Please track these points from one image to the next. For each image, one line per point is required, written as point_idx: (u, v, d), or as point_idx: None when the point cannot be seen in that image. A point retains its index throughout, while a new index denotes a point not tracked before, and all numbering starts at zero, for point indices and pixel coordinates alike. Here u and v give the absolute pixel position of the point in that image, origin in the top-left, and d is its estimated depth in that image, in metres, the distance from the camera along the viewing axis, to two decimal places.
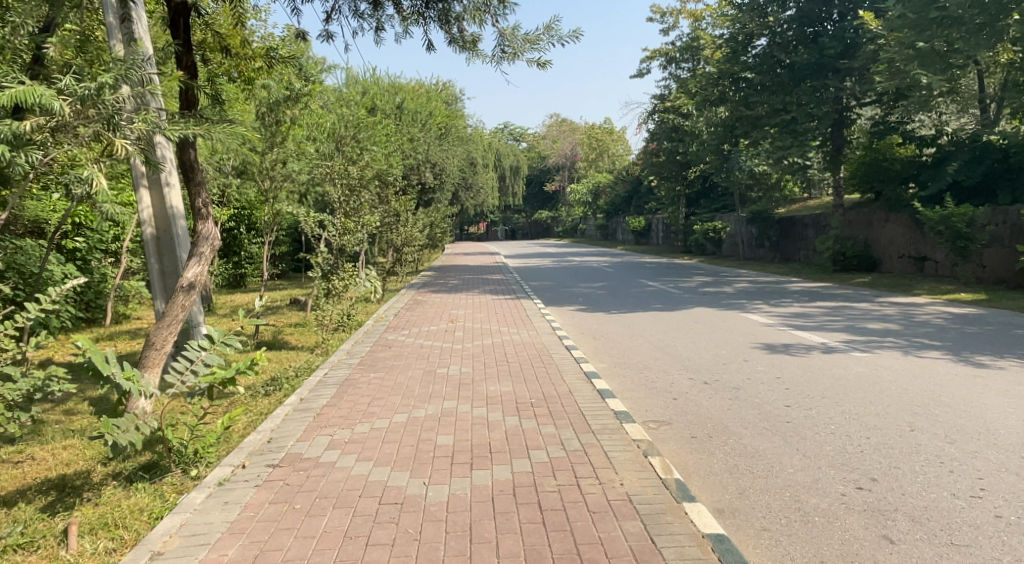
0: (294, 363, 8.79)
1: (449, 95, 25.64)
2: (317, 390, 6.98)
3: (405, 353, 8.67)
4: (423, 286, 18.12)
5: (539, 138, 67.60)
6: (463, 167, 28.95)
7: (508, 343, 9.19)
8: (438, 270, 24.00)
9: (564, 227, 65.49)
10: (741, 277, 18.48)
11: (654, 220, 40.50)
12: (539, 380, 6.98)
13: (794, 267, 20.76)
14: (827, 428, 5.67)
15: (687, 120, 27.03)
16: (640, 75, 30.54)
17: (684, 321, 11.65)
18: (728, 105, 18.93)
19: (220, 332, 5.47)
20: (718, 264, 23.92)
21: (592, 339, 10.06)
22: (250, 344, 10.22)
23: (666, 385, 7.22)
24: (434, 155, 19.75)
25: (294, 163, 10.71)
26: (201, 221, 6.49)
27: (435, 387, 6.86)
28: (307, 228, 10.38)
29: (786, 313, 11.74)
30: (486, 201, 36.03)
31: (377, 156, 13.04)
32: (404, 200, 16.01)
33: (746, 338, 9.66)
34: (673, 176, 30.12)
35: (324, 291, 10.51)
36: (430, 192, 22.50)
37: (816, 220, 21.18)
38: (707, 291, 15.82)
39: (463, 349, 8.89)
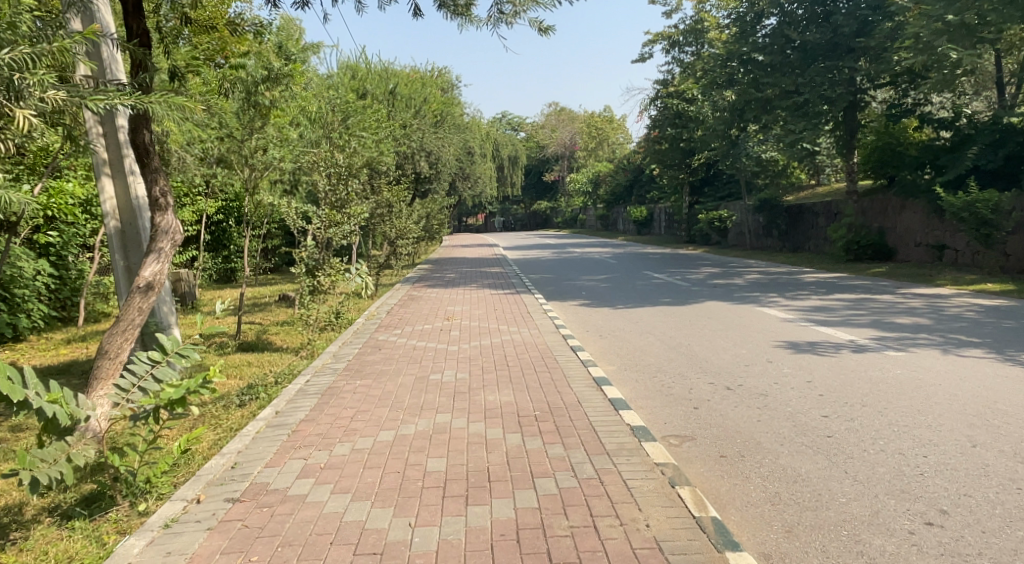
0: (274, 369, 8.06)
1: (446, 82, 24.87)
2: (295, 400, 6.25)
3: (396, 356, 7.93)
4: (419, 280, 17.38)
5: (538, 127, 66.82)
6: (461, 156, 28.15)
7: (509, 344, 8.47)
8: (436, 263, 23.31)
9: (563, 218, 64.71)
10: (751, 268, 17.73)
11: (655, 209, 39.77)
12: (544, 388, 6.26)
13: (804, 257, 20.04)
14: (876, 445, 4.95)
15: (692, 105, 26.23)
16: (641, 60, 29.77)
17: (696, 317, 10.92)
18: (737, 87, 18.13)
19: (173, 340, 4.51)
20: (724, 255, 23.16)
21: (599, 338, 9.33)
22: (230, 347, 9.50)
23: (685, 392, 6.50)
24: (429, 143, 18.98)
25: (274, 149, 9.98)
26: (160, 213, 5.76)
27: (428, 397, 6.13)
28: (291, 220, 9.60)
29: (805, 307, 11.02)
30: (485, 191, 35.24)
31: (368, 144, 12.29)
32: (399, 190, 15.24)
33: (766, 335, 8.95)
34: (677, 165, 29.36)
35: (309, 289, 9.69)
36: (426, 182, 21.72)
37: (827, 208, 20.45)
38: (717, 283, 15.09)
39: (460, 351, 8.17)
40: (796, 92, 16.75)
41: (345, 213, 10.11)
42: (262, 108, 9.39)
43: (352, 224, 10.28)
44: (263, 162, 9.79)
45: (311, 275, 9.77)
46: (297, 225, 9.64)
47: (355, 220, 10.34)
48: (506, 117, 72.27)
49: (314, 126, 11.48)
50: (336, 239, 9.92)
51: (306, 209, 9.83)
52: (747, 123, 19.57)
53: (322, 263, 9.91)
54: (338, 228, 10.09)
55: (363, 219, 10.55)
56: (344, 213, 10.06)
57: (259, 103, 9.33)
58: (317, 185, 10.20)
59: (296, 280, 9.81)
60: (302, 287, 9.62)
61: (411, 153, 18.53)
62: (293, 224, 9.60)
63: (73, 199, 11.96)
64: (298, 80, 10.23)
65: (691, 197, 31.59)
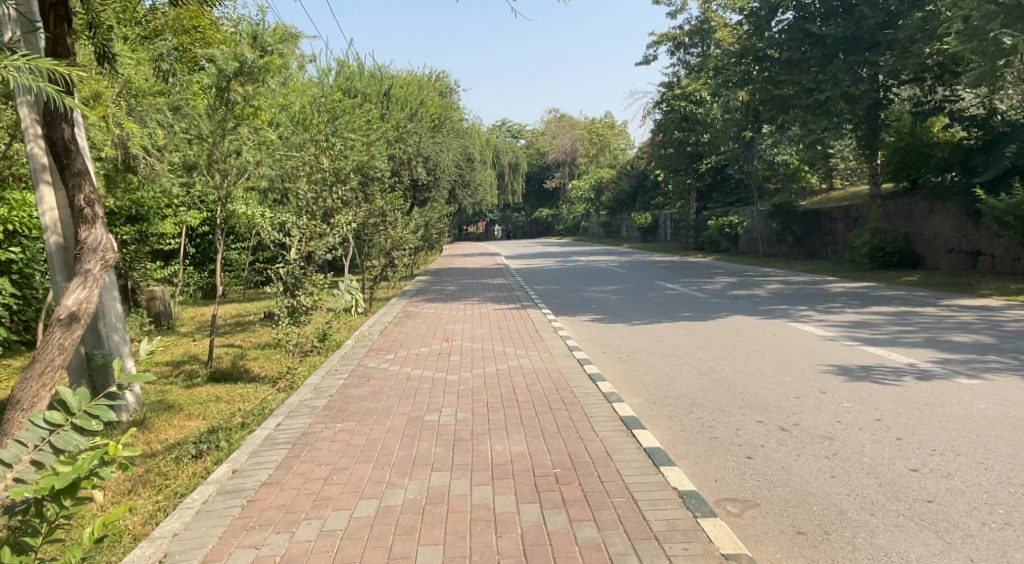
0: (245, 407, 6.96)
1: (444, 86, 23.81)
2: (260, 452, 5.17)
3: (386, 390, 6.79)
4: (417, 294, 16.32)
5: (537, 134, 65.96)
6: (461, 163, 27.15)
7: (518, 373, 7.34)
8: (435, 275, 22.23)
9: (565, 225, 63.77)
10: (771, 277, 16.62)
11: (661, 215, 38.81)
12: (562, 433, 5.17)
13: (824, 264, 18.96)
14: (996, 517, 3.86)
15: (701, 107, 25.22)
16: (646, 62, 28.80)
17: (724, 334, 9.81)
18: (752, 85, 17.06)
19: (76, 398, 3.40)
20: (738, 263, 22.07)
21: (619, 362, 8.19)
22: (200, 380, 8.41)
23: (732, 436, 5.39)
24: (427, 148, 17.96)
25: (251, 151, 8.93)
26: (84, 229, 4.65)
27: (421, 447, 5.06)
28: (266, 233, 8.45)
29: (843, 322, 9.92)
30: (485, 199, 34.29)
31: (359, 147, 11.22)
32: (393, 198, 14.16)
33: (811, 358, 7.83)
34: (684, 169, 28.40)
35: (287, 310, 8.61)
36: (424, 190, 20.67)
37: (846, 213, 19.38)
38: (738, 294, 13.99)
39: (462, 382, 7.04)
40: (817, 89, 15.64)
41: (330, 222, 8.97)
42: (233, 105, 8.39)
43: (340, 234, 9.11)
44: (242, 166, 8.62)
45: (290, 294, 8.64)
46: (274, 236, 8.51)
47: (343, 231, 9.19)
48: (505, 124, 71.53)
49: (299, 128, 10.43)
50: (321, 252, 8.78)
51: (284, 219, 8.65)
52: (762, 124, 18.52)
53: (306, 277, 8.70)
54: (320, 241, 8.87)
55: (351, 230, 9.41)
56: (331, 221, 8.92)
57: (228, 99, 8.33)
58: (297, 192, 9.03)
59: (272, 299, 8.67)
60: (280, 308, 8.53)
61: (407, 159, 17.48)
62: (273, 237, 8.47)
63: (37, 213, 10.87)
64: (277, 73, 9.19)
65: (699, 202, 30.59)
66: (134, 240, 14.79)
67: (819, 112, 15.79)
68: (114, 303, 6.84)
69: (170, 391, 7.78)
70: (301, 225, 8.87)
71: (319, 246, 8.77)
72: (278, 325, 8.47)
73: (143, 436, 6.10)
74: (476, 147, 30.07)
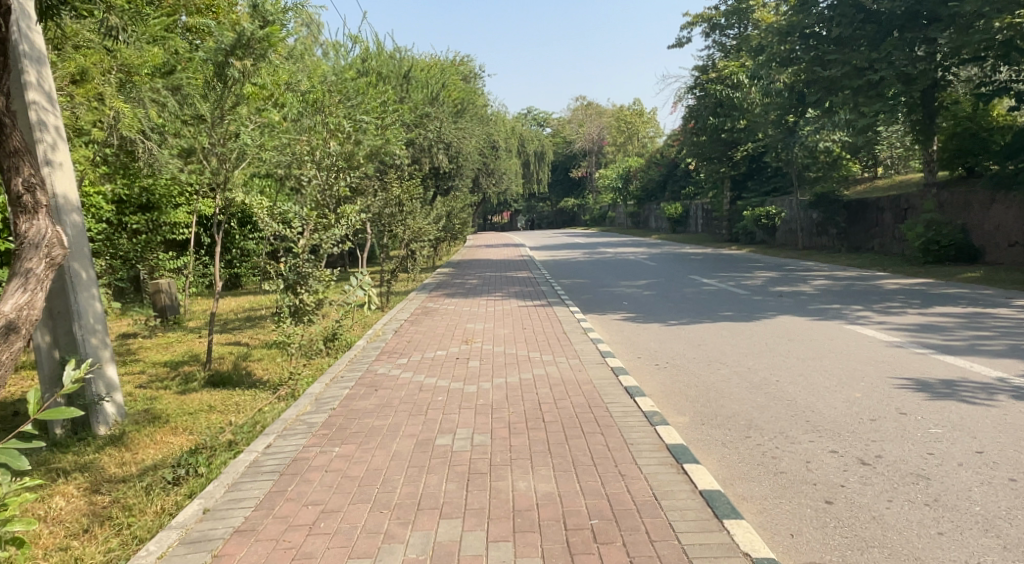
0: (238, 420, 6.20)
1: (468, 70, 23.00)
2: (241, 483, 4.39)
3: (395, 404, 5.96)
4: (437, 288, 15.53)
5: (564, 122, 65.02)
6: (486, 151, 26.36)
7: (544, 384, 6.48)
8: (458, 266, 21.48)
9: (591, 215, 62.67)
10: (816, 272, 15.57)
11: (692, 204, 37.64)
12: (597, 468, 4.32)
13: (872, 258, 17.80)
14: None
15: (738, 92, 24.05)
16: (679, 45, 27.72)
17: (773, 337, 8.86)
18: (798, 66, 15.94)
19: None
20: (776, 256, 20.95)
21: (659, 371, 7.29)
22: (194, 385, 7.68)
23: (804, 472, 4.51)
24: (449, 135, 17.11)
25: (254, 131, 8.21)
26: (22, 222, 3.86)
27: (430, 482, 4.25)
28: (266, 226, 7.66)
29: (908, 325, 8.89)
30: (510, 188, 33.50)
31: (373, 131, 10.37)
32: (412, 186, 13.34)
33: (880, 369, 6.87)
34: (718, 157, 27.27)
35: (289, 311, 7.85)
36: (446, 178, 19.87)
37: (895, 203, 18.39)
38: (782, 291, 12.99)
39: (481, 395, 6.20)
40: (869, 69, 14.51)
41: (338, 212, 8.18)
42: (232, 82, 7.64)
43: (350, 226, 8.30)
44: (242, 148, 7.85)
45: (292, 292, 7.86)
46: (275, 228, 7.71)
47: (354, 222, 8.38)
48: (532, 112, 70.61)
49: (305, 110, 9.61)
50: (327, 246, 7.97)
51: (285, 208, 7.84)
52: (807, 108, 17.43)
53: (310, 272, 7.90)
54: (327, 233, 8.06)
55: (361, 221, 8.58)
56: (340, 210, 8.12)
57: (228, 74, 7.57)
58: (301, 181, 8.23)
59: (273, 299, 7.90)
60: (281, 305, 7.77)
61: (428, 145, 16.65)
62: (275, 230, 7.67)
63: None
64: (280, 48, 8.33)
65: (733, 192, 29.39)
66: (145, 229, 14.25)
67: (870, 94, 14.76)
68: (92, 302, 6.07)
69: (160, 398, 7.05)
70: (306, 215, 8.05)
71: (323, 239, 7.96)
72: (279, 325, 7.70)
73: (116, 457, 5.36)
74: (501, 134, 29.18)
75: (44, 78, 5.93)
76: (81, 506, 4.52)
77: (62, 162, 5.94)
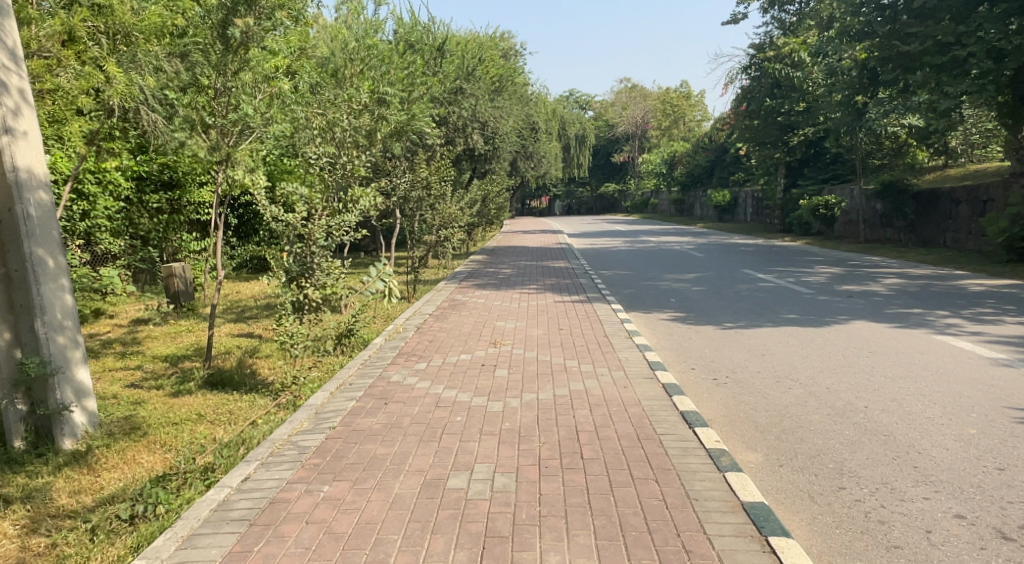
0: (225, 434, 5.32)
1: (509, 47, 22.01)
2: (200, 536, 3.49)
3: (405, 425, 5.02)
4: (468, 277, 14.59)
5: (608, 105, 63.63)
6: (526, 133, 25.30)
7: (582, 404, 5.46)
8: (493, 253, 20.57)
9: (631, 201, 61.11)
10: (884, 271, 14.26)
11: (741, 192, 36.05)
12: (653, 539, 3.32)
13: (945, 256, 16.37)
14: None
15: (799, 71, 22.55)
16: (733, 23, 26.38)
17: (847, 349, 7.73)
18: (872, 41, 14.63)
19: None
20: (835, 250, 19.53)
21: (719, 391, 6.21)
22: (186, 385, 6.82)
23: (928, 549, 3.47)
24: (485, 114, 16.13)
25: (262, 103, 7.28)
26: None
27: (436, 548, 3.30)
28: (267, 211, 6.68)
29: (1010, 338, 7.71)
30: (550, 172, 32.34)
31: (398, 105, 9.40)
32: (443, 169, 12.47)
33: (991, 395, 5.75)
34: (772, 142, 25.84)
35: (292, 308, 6.87)
36: (483, 161, 18.89)
37: (972, 193, 17.35)
38: (852, 291, 11.80)
39: (508, 416, 5.21)
40: (956, 44, 13.21)
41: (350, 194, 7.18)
42: (236, 44, 6.77)
43: (363, 210, 7.30)
44: (247, 119, 6.94)
45: (295, 286, 6.88)
46: (278, 215, 6.73)
47: (368, 205, 7.39)
48: (573, 94, 69.20)
49: (322, 83, 8.66)
50: (337, 232, 6.98)
51: (289, 190, 6.87)
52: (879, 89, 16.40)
53: (317, 264, 6.91)
54: (337, 218, 7.05)
55: (377, 206, 7.57)
56: (353, 191, 7.14)
57: (230, 35, 6.68)
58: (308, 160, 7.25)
59: (273, 295, 6.92)
60: (284, 300, 6.81)
61: (463, 125, 15.68)
62: (277, 217, 6.69)
63: (49, 173, 9.59)
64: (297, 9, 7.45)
65: (788, 179, 27.87)
66: (167, 207, 13.48)
67: (955, 72, 13.47)
68: (61, 295, 5.21)
69: (147, 400, 6.22)
70: (313, 197, 7.05)
71: (331, 225, 6.96)
72: (281, 324, 6.75)
73: (73, 482, 4.51)
74: (541, 116, 28.04)
75: (8, 32, 5.05)
76: (9, 553, 3.66)
77: (27, 131, 5.07)
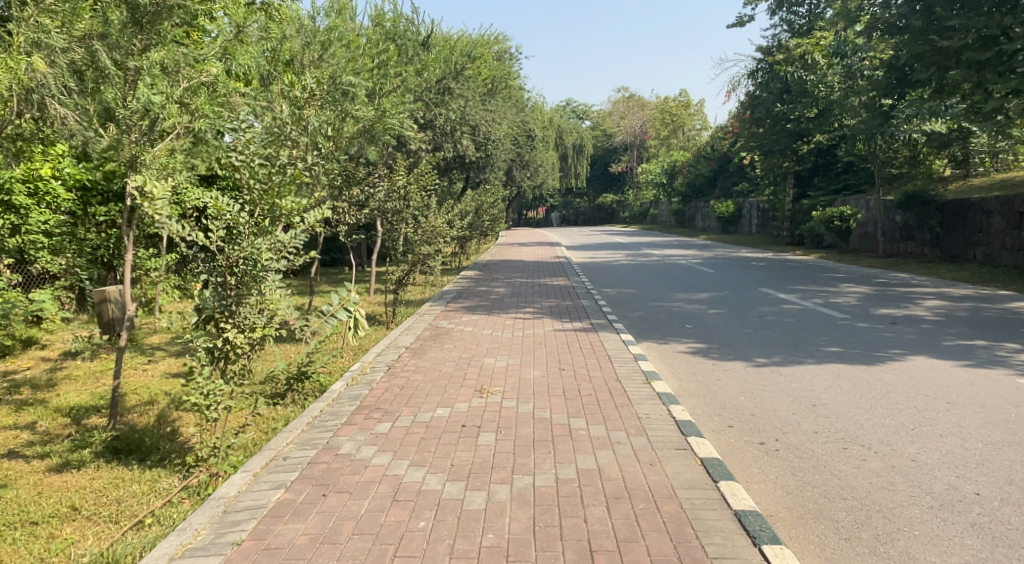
0: (92, 545, 3.79)
1: (504, 50, 20.76)
2: None
3: (342, 539, 3.49)
4: (456, 297, 13.10)
5: (605, 114, 62.56)
6: (522, 140, 23.89)
7: (595, 498, 3.93)
8: (486, 268, 19.07)
9: (629, 212, 59.68)
10: (920, 292, 12.90)
11: (745, 202, 34.72)
12: None
13: (981, 273, 15.06)
14: None
15: (811, 74, 21.29)
16: (740, 26, 25.27)
17: (919, 398, 6.29)
18: (904, 36, 13.44)
19: None
20: (856, 265, 18.18)
21: (778, 473, 4.67)
22: (76, 452, 5.25)
23: None
24: (475, 117, 14.73)
25: (187, 92, 5.65)
26: None
27: None
28: (172, 228, 4.64)
29: None
30: (547, 181, 30.86)
31: (367, 98, 7.92)
32: (429, 177, 11.06)
33: None
34: (781, 151, 24.61)
35: (206, 361, 4.77)
36: (476, 170, 17.50)
37: (1005, 204, 16.11)
38: (893, 316, 10.43)
39: (490, 521, 3.68)
40: (1002, 38, 12.03)
41: (285, 206, 5.23)
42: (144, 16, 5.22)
43: (307, 227, 5.36)
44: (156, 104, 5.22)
45: (212, 328, 4.85)
46: (190, 232, 4.69)
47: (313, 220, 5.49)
48: (570, 104, 68.03)
49: (276, 73, 7.23)
50: (267, 255, 4.93)
51: (204, 197, 4.87)
52: (909, 90, 15.25)
53: (245, 297, 4.92)
54: (267, 237, 5.01)
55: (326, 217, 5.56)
56: (290, 201, 5.18)
57: None
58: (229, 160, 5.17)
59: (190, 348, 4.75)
60: (198, 346, 4.73)
61: (451, 128, 14.29)
62: (193, 236, 4.66)
63: None
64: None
65: (796, 190, 26.60)
66: None
67: (1000, 70, 12.29)
68: None
69: (12, 482, 4.67)
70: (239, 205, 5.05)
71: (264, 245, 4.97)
72: (191, 378, 4.72)
73: None
74: (538, 123, 26.68)
75: None
76: None
77: None
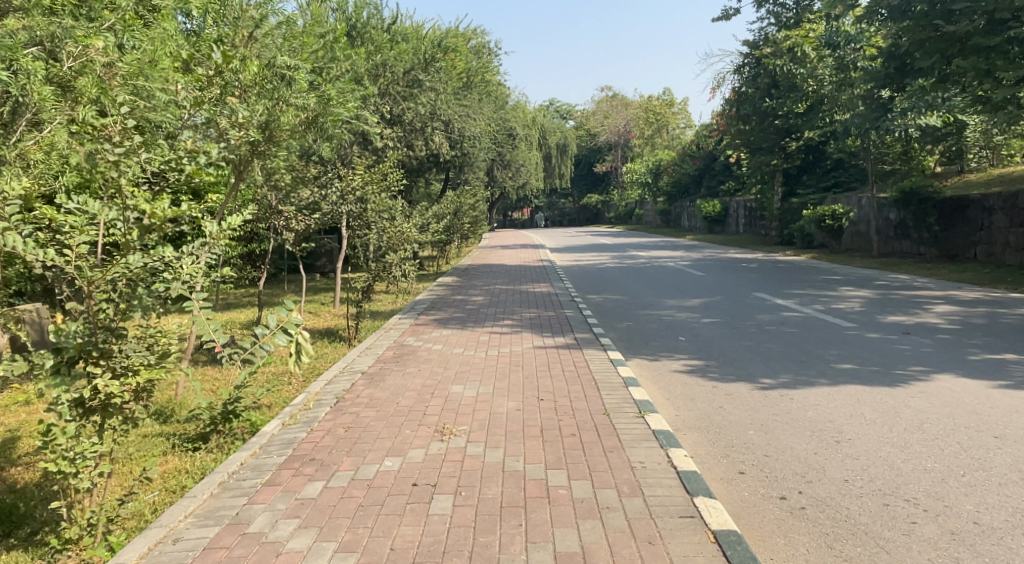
0: None
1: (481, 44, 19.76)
2: None
3: None
4: (428, 308, 12.04)
5: (588, 114, 61.75)
6: (502, 138, 22.90)
7: None
8: (463, 273, 18.01)
9: (615, 212, 58.78)
10: (927, 296, 12.02)
11: (732, 202, 33.91)
12: None
13: (986, 273, 14.26)
14: None
15: (801, 67, 20.48)
16: (726, 19, 24.45)
17: (959, 430, 5.34)
18: (906, 21, 12.59)
19: None
20: (852, 266, 17.33)
21: (811, 548, 3.67)
22: None
23: None
24: (447, 112, 13.71)
25: None
26: None
27: None
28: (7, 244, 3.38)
29: None
30: (530, 182, 29.85)
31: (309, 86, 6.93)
32: (394, 177, 10.02)
33: None
34: (769, 148, 23.74)
35: (75, 414, 3.61)
36: (452, 170, 16.47)
37: (1008, 200, 15.33)
38: (904, 325, 9.52)
39: None
40: (1011, 21, 11.20)
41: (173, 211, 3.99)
42: None
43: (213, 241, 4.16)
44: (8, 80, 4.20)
45: (80, 371, 3.59)
46: (35, 251, 3.37)
47: (218, 232, 4.34)
48: (554, 104, 67.11)
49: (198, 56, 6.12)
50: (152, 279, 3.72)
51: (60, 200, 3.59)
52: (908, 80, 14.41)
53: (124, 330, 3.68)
54: (146, 255, 3.73)
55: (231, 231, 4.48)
56: (168, 211, 3.85)
57: None
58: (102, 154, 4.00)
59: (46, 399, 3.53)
60: (61, 399, 3.51)
61: (420, 124, 13.25)
62: (41, 258, 3.36)
63: None
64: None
65: (784, 188, 25.80)
66: None
67: (1011, 57, 11.46)
68: None
69: None
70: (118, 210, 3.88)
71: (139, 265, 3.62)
72: (50, 438, 3.55)
73: None
74: (518, 121, 25.69)
75: None
76: None
77: None
